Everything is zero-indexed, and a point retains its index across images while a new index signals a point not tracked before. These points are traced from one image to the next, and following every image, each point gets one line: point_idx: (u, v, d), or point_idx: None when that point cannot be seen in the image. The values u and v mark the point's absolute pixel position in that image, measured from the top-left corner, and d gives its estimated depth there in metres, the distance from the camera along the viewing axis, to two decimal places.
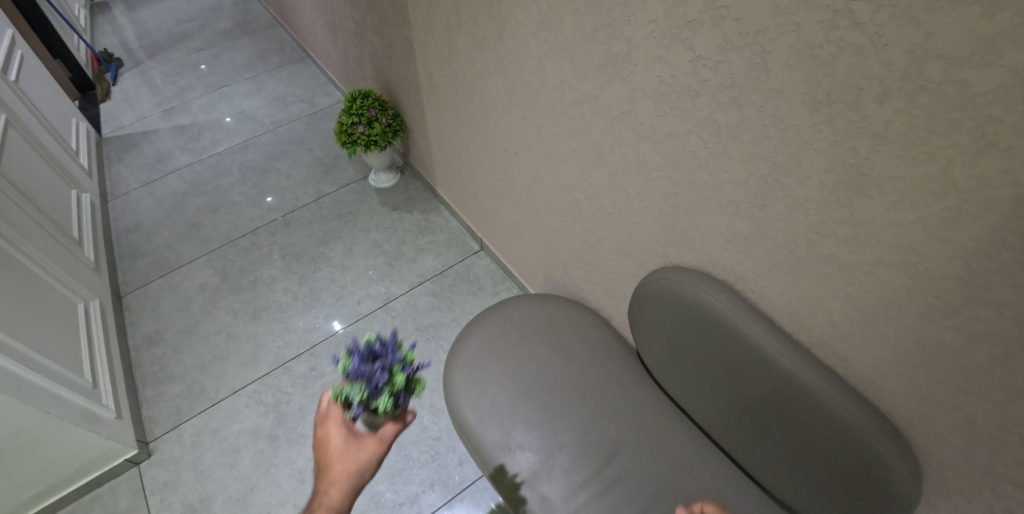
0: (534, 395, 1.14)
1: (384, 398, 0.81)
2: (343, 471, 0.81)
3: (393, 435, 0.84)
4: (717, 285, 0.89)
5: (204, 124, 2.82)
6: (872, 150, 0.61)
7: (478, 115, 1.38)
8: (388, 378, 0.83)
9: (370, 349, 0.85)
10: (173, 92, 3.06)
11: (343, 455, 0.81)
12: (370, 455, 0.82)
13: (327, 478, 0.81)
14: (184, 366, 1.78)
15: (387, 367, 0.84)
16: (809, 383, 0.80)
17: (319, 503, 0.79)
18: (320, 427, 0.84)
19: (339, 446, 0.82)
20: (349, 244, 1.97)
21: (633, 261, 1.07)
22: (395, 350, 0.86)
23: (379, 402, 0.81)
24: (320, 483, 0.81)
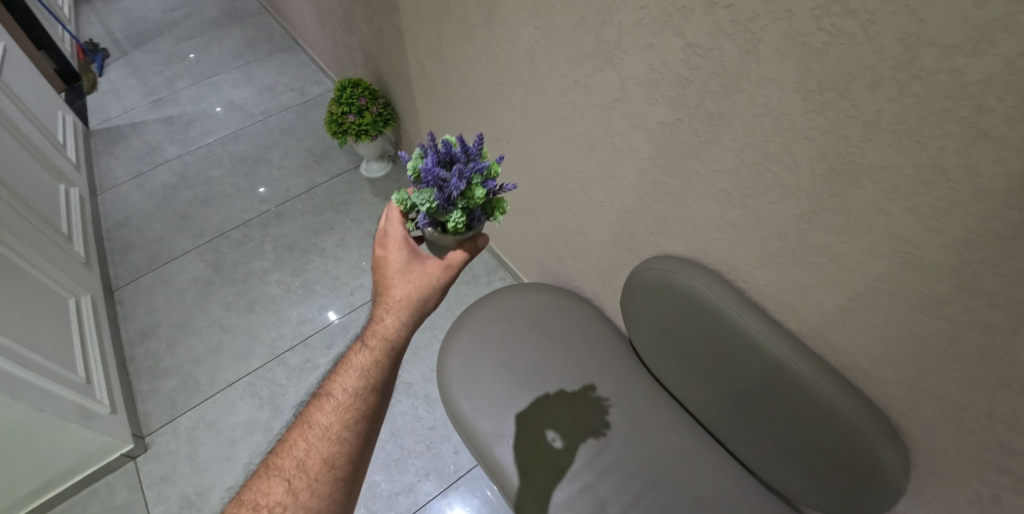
0: (528, 384, 1.14)
1: (458, 210, 0.79)
2: (400, 297, 0.87)
3: (455, 262, 0.89)
4: (709, 275, 0.88)
5: (193, 115, 2.78)
6: (863, 139, 0.60)
7: (469, 103, 1.37)
8: (464, 189, 0.78)
9: (448, 151, 0.80)
10: (160, 82, 3.02)
11: (401, 279, 0.87)
12: (425, 285, 0.87)
13: (387, 302, 0.87)
14: (178, 360, 1.77)
15: (466, 176, 0.78)
16: (800, 372, 0.81)
17: (377, 328, 0.86)
18: (382, 249, 0.90)
19: (399, 268, 0.88)
20: (342, 235, 1.96)
21: (625, 250, 1.07)
22: (478, 159, 0.80)
23: (453, 215, 0.79)
24: (380, 307, 0.88)
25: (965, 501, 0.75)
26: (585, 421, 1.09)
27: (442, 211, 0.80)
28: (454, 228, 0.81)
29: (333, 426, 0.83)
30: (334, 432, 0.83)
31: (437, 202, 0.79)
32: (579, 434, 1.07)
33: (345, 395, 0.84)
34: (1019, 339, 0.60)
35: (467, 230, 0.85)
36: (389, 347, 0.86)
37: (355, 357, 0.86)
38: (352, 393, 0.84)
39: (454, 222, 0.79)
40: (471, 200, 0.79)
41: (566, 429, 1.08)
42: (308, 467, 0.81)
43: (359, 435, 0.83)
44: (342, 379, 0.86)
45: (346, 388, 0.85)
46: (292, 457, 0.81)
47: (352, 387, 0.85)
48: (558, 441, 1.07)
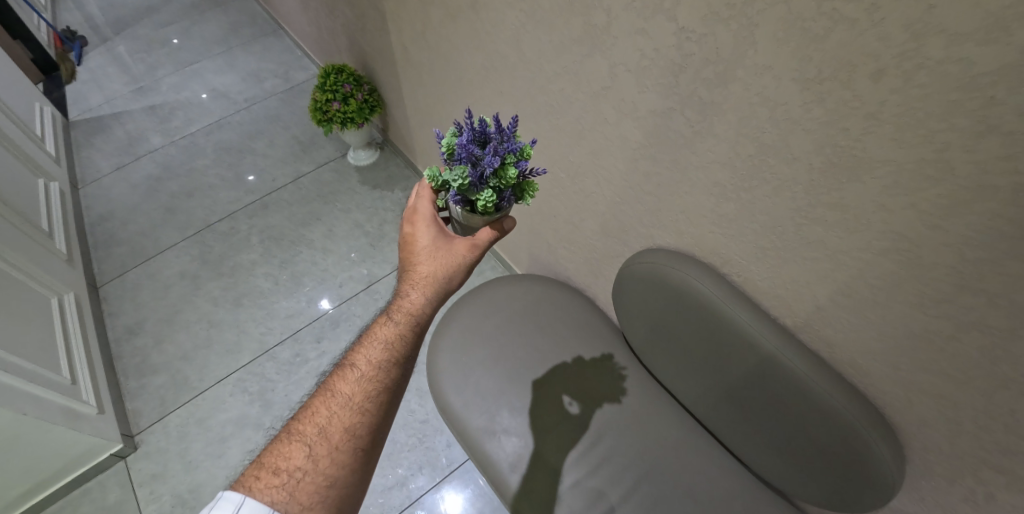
0: (520, 379, 1.12)
1: (489, 189, 0.76)
2: (427, 275, 0.85)
3: (483, 240, 0.86)
4: (702, 269, 0.86)
5: (175, 103, 2.71)
6: (864, 131, 0.57)
7: (456, 90, 1.32)
8: (497, 167, 0.74)
9: (482, 131, 0.76)
10: (141, 70, 2.94)
11: (430, 258, 0.86)
12: (453, 264, 0.86)
13: (414, 280, 0.86)
14: (166, 357, 1.74)
15: (499, 154, 0.75)
16: (794, 368, 0.79)
17: (402, 303, 0.85)
18: (411, 224, 0.88)
19: (428, 247, 0.86)
20: (329, 225, 1.92)
21: (617, 241, 1.04)
22: (512, 137, 0.76)
23: (482, 193, 0.76)
24: (406, 283, 0.86)
25: (960, 499, 0.74)
26: (601, 385, 1.11)
27: (474, 190, 0.77)
28: (484, 209, 0.78)
29: (355, 397, 0.81)
30: (357, 402, 0.81)
31: (468, 181, 0.76)
32: (596, 397, 1.09)
33: (367, 367, 0.82)
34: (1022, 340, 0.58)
35: (497, 212, 0.81)
36: (415, 323, 0.85)
37: (379, 330, 0.85)
38: (375, 366, 0.82)
39: (484, 201, 0.76)
40: (504, 180, 0.76)
41: (582, 394, 1.10)
42: (329, 434, 0.79)
43: (381, 409, 0.82)
44: (364, 351, 0.84)
45: (368, 361, 0.83)
46: (314, 424, 0.80)
47: (376, 359, 0.83)
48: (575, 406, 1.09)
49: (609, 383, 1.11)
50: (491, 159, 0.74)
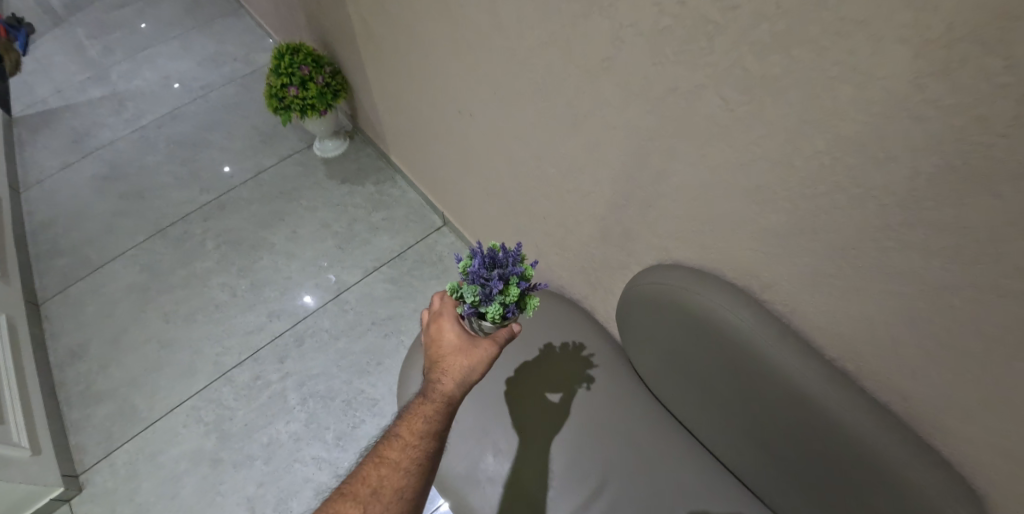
0: (508, 413, 0.93)
1: (495, 305, 0.74)
2: (465, 364, 0.73)
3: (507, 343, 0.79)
4: (733, 295, 0.67)
5: (126, 94, 2.46)
6: (1013, 124, 0.39)
7: (423, 69, 1.11)
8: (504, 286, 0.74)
9: (491, 254, 0.76)
10: (89, 58, 2.68)
11: (463, 354, 0.74)
12: (489, 355, 0.75)
13: (446, 371, 0.73)
14: (114, 383, 1.55)
15: (506, 276, 0.75)
16: (856, 427, 0.61)
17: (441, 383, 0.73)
18: (433, 323, 0.78)
19: (459, 345, 0.74)
20: (293, 226, 1.71)
21: (621, 252, 0.84)
22: (518, 262, 0.77)
23: (488, 308, 0.75)
24: (437, 372, 0.73)
25: None
26: (571, 370, 0.97)
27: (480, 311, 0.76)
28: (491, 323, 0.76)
29: (404, 465, 0.66)
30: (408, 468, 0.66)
31: (476, 301, 0.75)
32: (571, 384, 0.96)
33: (414, 435, 0.68)
34: None
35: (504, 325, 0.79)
36: (454, 413, 0.71)
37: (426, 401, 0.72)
38: (424, 435, 0.68)
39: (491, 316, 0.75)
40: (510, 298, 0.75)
41: (554, 386, 0.96)
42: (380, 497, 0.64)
43: (428, 484, 0.68)
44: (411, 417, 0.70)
45: (416, 427, 0.69)
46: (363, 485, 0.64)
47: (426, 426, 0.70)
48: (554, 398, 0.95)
49: (577, 365, 0.98)
50: (498, 283, 0.74)
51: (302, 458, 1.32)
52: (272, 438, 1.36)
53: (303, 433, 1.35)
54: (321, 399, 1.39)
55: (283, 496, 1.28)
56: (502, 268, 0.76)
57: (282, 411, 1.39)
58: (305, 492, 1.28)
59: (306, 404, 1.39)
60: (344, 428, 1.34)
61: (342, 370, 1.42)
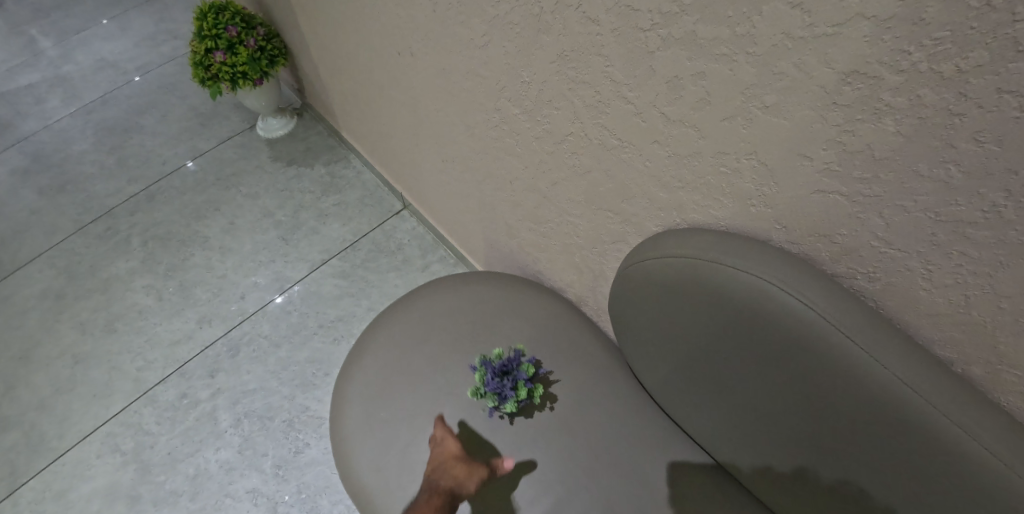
0: (473, 436, 0.72)
1: (511, 405, 0.72)
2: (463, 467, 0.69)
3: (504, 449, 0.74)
4: (791, 267, 0.48)
5: (54, 80, 2.20)
6: None
7: (355, 3, 0.88)
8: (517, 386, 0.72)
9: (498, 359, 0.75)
10: (16, 43, 2.41)
11: (464, 462, 0.69)
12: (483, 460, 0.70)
13: (445, 472, 0.69)
14: (17, 407, 1.30)
15: (516, 377, 0.73)
16: (974, 448, 0.42)
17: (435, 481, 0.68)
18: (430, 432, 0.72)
19: (460, 452, 0.70)
20: (231, 217, 1.47)
21: (612, 216, 0.62)
22: (523, 359, 0.75)
23: (504, 407, 0.72)
24: (435, 470, 0.69)
25: None
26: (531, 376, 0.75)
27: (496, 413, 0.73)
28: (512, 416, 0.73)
29: None
30: None
31: (494, 404, 0.73)
32: (529, 409, 0.73)
33: None
34: None
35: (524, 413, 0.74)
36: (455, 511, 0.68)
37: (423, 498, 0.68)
38: None
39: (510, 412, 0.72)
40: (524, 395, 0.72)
41: None
42: None
43: None
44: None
45: None
46: None
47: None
48: (513, 424, 0.73)
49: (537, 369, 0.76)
50: (518, 386, 0.72)
51: (234, 492, 1.08)
52: (200, 469, 1.12)
53: (236, 461, 1.12)
54: (257, 419, 1.15)
55: None
56: (521, 370, 0.74)
57: (212, 436, 1.15)
58: None
59: (240, 426, 1.15)
60: (286, 453, 1.11)
61: (283, 383, 1.19)
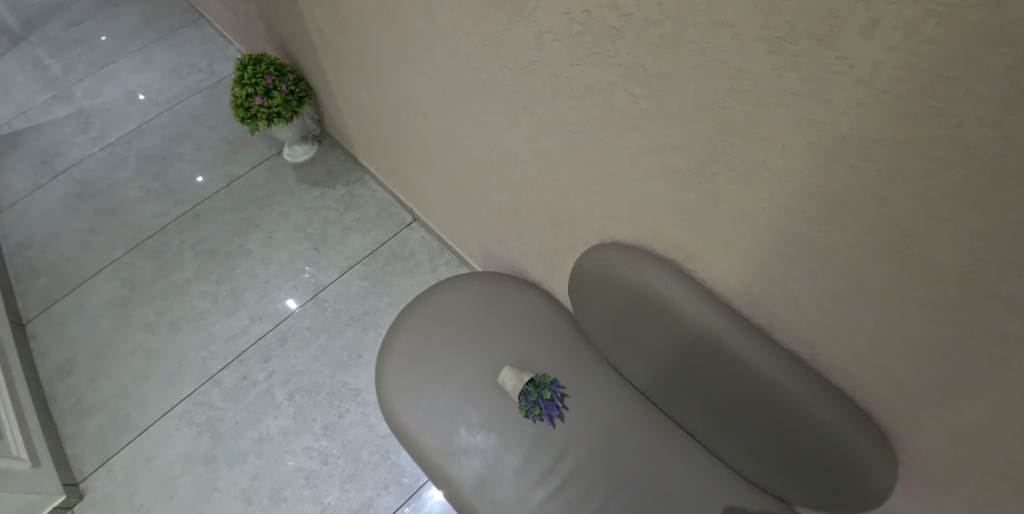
0: (479, 391, 1.01)
1: (537, 410, 0.97)
2: None
3: None
4: (665, 267, 0.74)
5: (88, 110, 2.40)
6: (851, 104, 0.44)
7: (378, 73, 1.15)
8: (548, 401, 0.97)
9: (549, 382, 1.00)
10: (46, 73, 2.60)
11: None
12: None
13: None
14: (103, 394, 1.59)
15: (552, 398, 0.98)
16: (781, 381, 0.68)
17: None
18: None
19: None
20: (268, 231, 1.76)
21: (569, 235, 0.91)
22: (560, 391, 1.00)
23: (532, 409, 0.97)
24: None
25: (959, 502, 0.66)
26: (520, 349, 1.04)
27: (530, 415, 0.98)
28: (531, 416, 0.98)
29: None
30: None
31: (540, 411, 0.97)
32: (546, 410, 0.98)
33: None
34: None
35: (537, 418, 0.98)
36: None
37: None
38: None
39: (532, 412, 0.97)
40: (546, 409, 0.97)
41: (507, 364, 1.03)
42: None
43: None
44: None
45: None
46: None
47: None
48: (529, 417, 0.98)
49: (524, 344, 1.05)
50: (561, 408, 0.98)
51: (292, 449, 1.40)
52: (262, 433, 1.43)
53: (292, 426, 1.43)
54: (306, 393, 1.46)
55: (276, 486, 1.36)
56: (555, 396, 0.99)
57: (271, 408, 1.46)
58: (297, 480, 1.36)
59: (293, 399, 1.46)
60: (331, 418, 1.42)
61: (325, 364, 1.49)
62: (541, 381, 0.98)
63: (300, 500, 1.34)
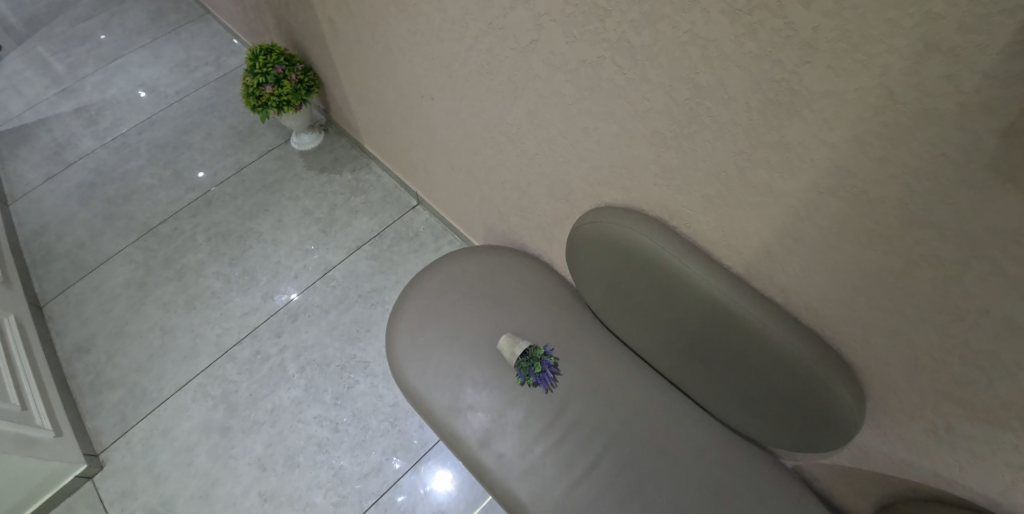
0: (483, 353, 1.08)
1: (530, 375, 1.04)
2: None
3: None
4: (652, 225, 0.82)
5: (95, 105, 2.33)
6: (800, 62, 0.54)
7: (387, 60, 1.23)
8: (539, 366, 1.04)
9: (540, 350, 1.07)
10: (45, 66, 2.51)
11: None
12: None
13: None
14: (121, 370, 1.64)
15: (543, 363, 1.05)
16: (757, 322, 0.77)
17: None
18: None
19: None
20: (278, 215, 1.84)
21: (566, 204, 0.99)
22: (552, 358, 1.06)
23: (526, 375, 1.04)
24: None
25: (921, 430, 0.74)
26: (522, 314, 1.12)
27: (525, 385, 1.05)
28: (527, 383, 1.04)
29: None
30: None
31: (533, 381, 1.04)
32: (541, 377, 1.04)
33: None
34: (971, 271, 0.56)
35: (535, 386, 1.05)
36: None
37: None
38: None
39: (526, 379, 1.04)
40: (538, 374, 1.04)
41: (509, 327, 1.11)
42: None
43: None
44: None
45: None
46: None
47: None
48: (526, 384, 1.04)
49: (524, 309, 1.13)
50: (553, 377, 1.05)
51: (304, 418, 1.48)
52: (276, 404, 1.51)
53: (304, 397, 1.51)
54: (317, 366, 1.54)
55: (289, 453, 1.44)
56: (547, 361, 1.05)
57: (284, 380, 1.54)
58: (309, 447, 1.44)
59: (305, 372, 1.54)
60: (341, 389, 1.51)
61: (334, 338, 1.58)
62: (533, 353, 1.05)
63: (313, 464, 1.42)
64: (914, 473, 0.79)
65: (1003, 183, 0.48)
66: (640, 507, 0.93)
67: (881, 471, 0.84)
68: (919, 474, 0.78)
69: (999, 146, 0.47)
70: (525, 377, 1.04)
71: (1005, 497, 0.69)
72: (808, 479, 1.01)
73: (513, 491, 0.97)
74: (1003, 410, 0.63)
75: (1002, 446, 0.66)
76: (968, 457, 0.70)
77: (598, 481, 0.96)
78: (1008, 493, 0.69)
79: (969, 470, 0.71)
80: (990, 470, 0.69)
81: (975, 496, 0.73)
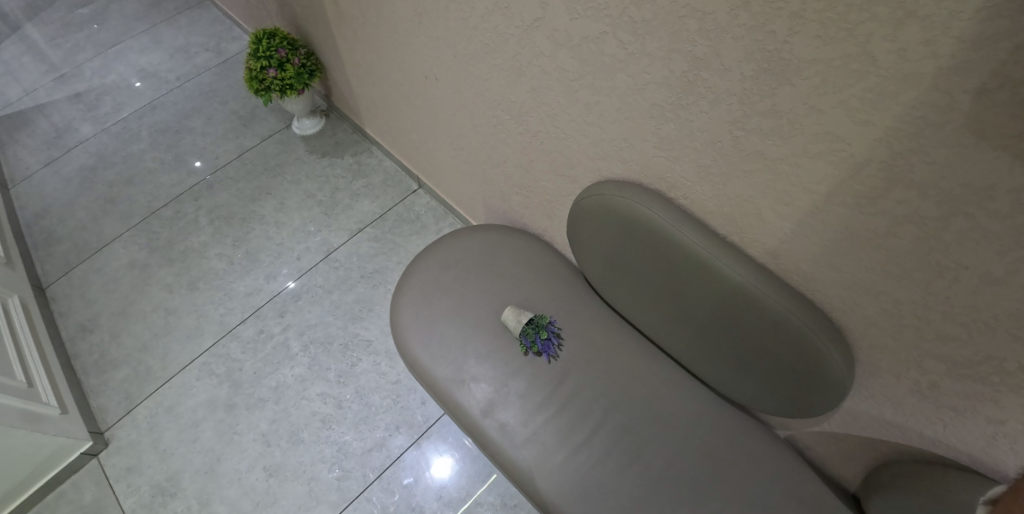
0: (485, 326, 1.12)
1: (536, 340, 1.07)
2: None
3: None
4: (651, 197, 0.86)
5: (94, 90, 2.27)
6: (790, 32, 0.59)
7: (392, 40, 1.25)
8: (542, 331, 1.07)
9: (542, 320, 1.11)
10: (42, 51, 2.45)
11: None
12: None
13: None
14: (126, 350, 1.63)
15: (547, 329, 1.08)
16: (751, 289, 0.80)
17: None
18: None
19: None
20: (281, 198, 1.87)
21: (566, 179, 1.03)
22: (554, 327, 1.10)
23: (533, 342, 1.07)
24: None
25: (906, 391, 0.78)
26: (524, 291, 1.16)
27: (529, 353, 1.08)
28: (537, 353, 1.08)
29: None
30: None
31: (538, 349, 1.07)
32: (549, 344, 1.08)
33: None
34: (952, 228, 0.61)
35: (545, 355, 1.08)
36: None
37: None
38: None
39: (535, 347, 1.07)
40: (542, 338, 1.07)
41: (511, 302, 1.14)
42: None
43: None
44: None
45: None
46: None
47: None
48: (538, 354, 1.08)
49: (526, 286, 1.16)
50: (556, 345, 1.09)
51: (308, 396, 1.51)
52: (280, 382, 1.54)
53: (308, 374, 1.54)
54: (320, 344, 1.58)
55: (294, 429, 1.47)
56: (550, 328, 1.09)
57: (287, 359, 1.57)
58: (313, 423, 1.47)
59: (309, 350, 1.58)
60: (344, 366, 1.55)
61: (338, 317, 1.62)
62: (538, 321, 1.08)
63: (317, 440, 1.45)
64: (901, 435, 0.84)
65: (977, 140, 0.54)
66: (638, 472, 0.97)
67: (870, 434, 0.88)
68: (906, 435, 0.83)
69: (973, 105, 0.52)
70: (533, 344, 1.07)
71: (986, 452, 0.74)
72: (800, 449, 1.04)
73: (516, 459, 1.00)
74: (983, 364, 0.67)
75: (981, 401, 0.70)
76: (952, 415, 0.75)
77: (598, 448, 0.99)
78: (989, 448, 0.73)
79: (952, 427, 0.76)
80: (973, 426, 0.73)
81: (958, 454, 0.78)
